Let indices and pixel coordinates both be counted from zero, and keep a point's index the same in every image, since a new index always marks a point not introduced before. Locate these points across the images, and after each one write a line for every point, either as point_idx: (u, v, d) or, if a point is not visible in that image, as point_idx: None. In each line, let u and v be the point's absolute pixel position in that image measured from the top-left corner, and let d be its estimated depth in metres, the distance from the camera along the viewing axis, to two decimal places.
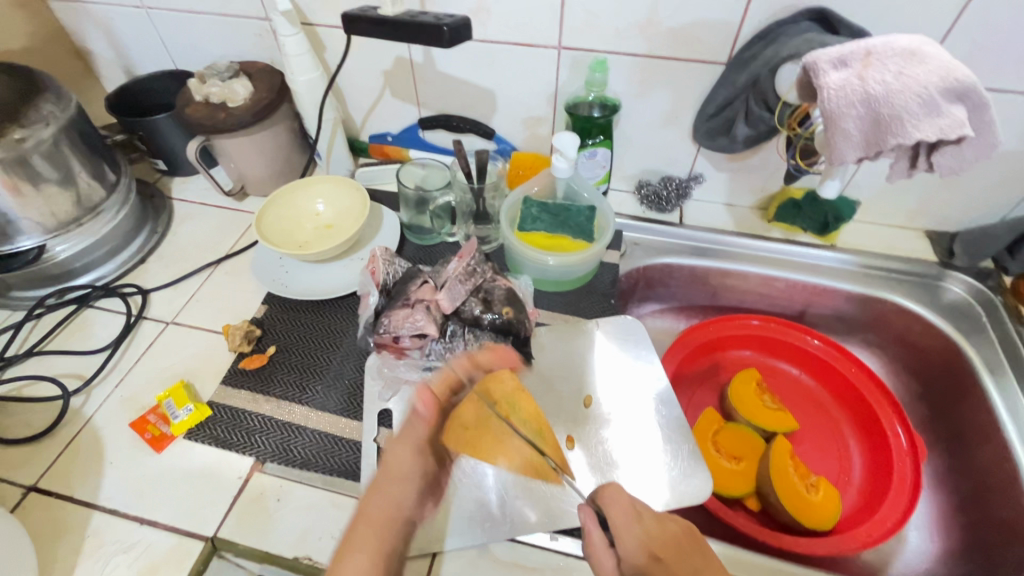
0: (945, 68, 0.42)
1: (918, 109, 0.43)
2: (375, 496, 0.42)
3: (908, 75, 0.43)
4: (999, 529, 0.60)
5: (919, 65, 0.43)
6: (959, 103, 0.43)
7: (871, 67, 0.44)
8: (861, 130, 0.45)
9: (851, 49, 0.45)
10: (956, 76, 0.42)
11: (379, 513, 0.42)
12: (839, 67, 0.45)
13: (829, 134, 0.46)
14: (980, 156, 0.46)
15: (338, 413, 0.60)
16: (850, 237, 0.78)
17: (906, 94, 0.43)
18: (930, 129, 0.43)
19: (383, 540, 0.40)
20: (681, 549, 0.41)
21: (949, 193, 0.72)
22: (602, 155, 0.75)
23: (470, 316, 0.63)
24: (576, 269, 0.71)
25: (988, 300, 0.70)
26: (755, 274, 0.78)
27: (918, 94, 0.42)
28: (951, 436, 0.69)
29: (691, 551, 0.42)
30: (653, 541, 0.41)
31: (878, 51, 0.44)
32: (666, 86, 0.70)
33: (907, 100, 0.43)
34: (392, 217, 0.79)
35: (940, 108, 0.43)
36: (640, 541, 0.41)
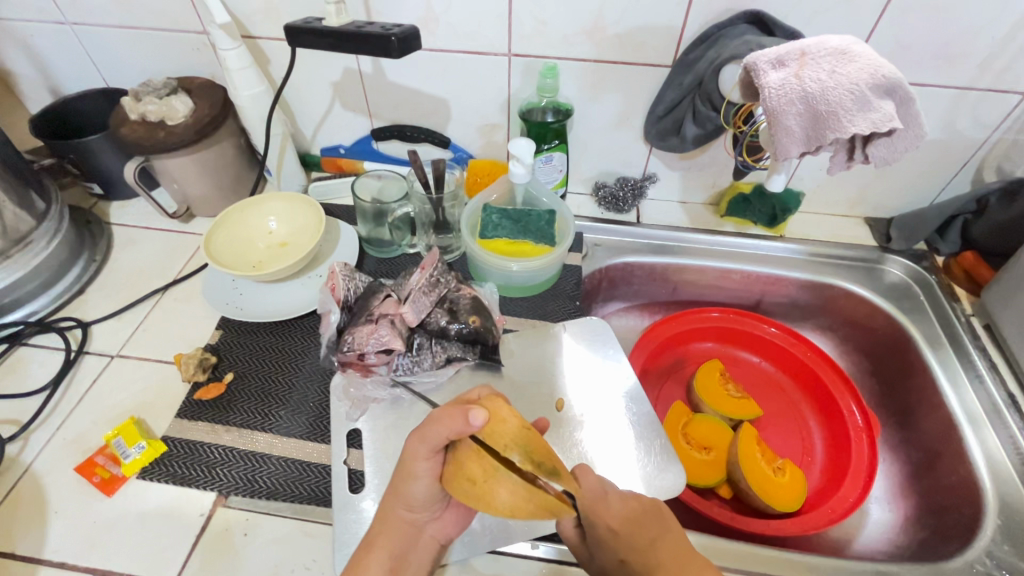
0: (873, 66, 0.45)
1: (851, 104, 0.45)
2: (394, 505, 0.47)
3: (841, 73, 0.45)
4: (948, 493, 0.62)
5: (850, 64, 0.45)
6: (888, 97, 0.45)
7: (807, 66, 0.46)
8: (802, 126, 0.47)
9: (788, 49, 0.47)
10: (884, 73, 0.45)
11: (400, 523, 0.47)
12: (778, 67, 0.47)
13: (772, 130, 0.48)
14: (909, 147, 0.48)
15: (305, 438, 0.58)
16: (797, 228, 0.82)
17: (840, 91, 0.44)
18: (864, 123, 0.45)
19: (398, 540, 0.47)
20: (641, 530, 0.46)
21: (883, 181, 0.77)
22: (558, 158, 0.75)
23: (436, 328, 0.63)
24: (539, 274, 0.71)
25: (923, 279, 0.75)
26: (712, 268, 0.81)
27: (850, 90, 0.45)
28: (901, 410, 0.73)
29: (652, 530, 0.47)
30: (613, 518, 0.46)
31: (813, 50, 0.47)
32: (617, 89, 0.71)
33: (840, 97, 0.45)
34: (350, 232, 0.77)
35: (871, 103, 0.45)
36: (604, 518, 0.46)
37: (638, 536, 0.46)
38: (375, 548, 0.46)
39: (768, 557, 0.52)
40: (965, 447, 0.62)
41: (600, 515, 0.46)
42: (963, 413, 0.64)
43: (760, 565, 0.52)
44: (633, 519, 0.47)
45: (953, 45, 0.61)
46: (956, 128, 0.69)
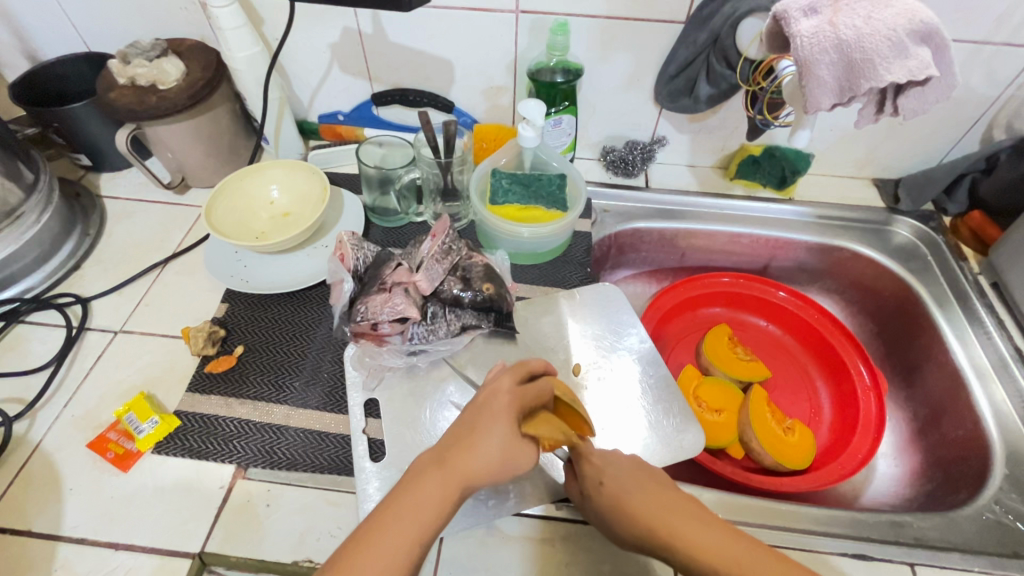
0: (911, 11, 0.43)
1: (888, 52, 0.43)
2: (476, 457, 0.39)
3: (877, 19, 0.43)
4: (954, 447, 0.63)
5: (887, 9, 0.44)
6: (924, 43, 0.44)
7: (841, 13, 0.44)
8: (834, 76, 0.45)
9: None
10: (921, 19, 0.43)
11: (468, 472, 0.39)
12: (809, 15, 0.45)
13: (803, 82, 0.46)
14: (940, 97, 0.47)
15: (320, 409, 0.57)
16: (806, 190, 0.81)
17: (875, 38, 0.43)
18: (900, 71, 0.44)
19: (449, 494, 0.37)
20: (632, 481, 0.45)
21: (893, 140, 0.76)
22: (567, 122, 0.73)
23: (449, 296, 0.62)
24: (550, 240, 0.70)
25: (931, 240, 0.75)
26: (720, 232, 0.80)
27: (887, 35, 0.43)
28: (905, 366, 0.74)
29: (644, 481, 0.45)
30: (604, 473, 0.46)
31: None
32: (628, 48, 0.69)
33: (878, 42, 0.43)
34: (353, 200, 0.75)
35: (907, 50, 0.43)
36: (595, 471, 0.47)
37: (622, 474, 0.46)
38: (425, 480, 0.37)
39: (782, 512, 0.53)
40: (972, 399, 0.63)
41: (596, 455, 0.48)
42: (970, 367, 0.64)
43: (769, 518, 0.53)
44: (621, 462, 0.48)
45: None
46: (968, 84, 0.68)
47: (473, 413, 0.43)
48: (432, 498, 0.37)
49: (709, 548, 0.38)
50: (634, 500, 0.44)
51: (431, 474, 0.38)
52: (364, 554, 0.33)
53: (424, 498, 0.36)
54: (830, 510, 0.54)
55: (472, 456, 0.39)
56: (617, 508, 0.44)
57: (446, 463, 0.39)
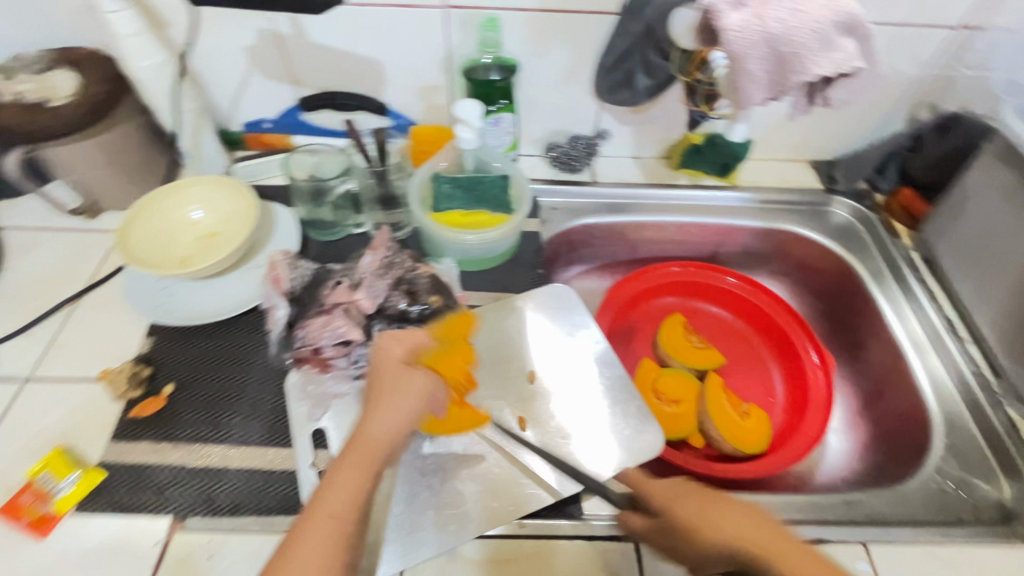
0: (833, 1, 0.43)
1: (814, 45, 0.43)
2: (380, 426, 0.43)
3: (802, 12, 0.43)
4: (899, 419, 0.65)
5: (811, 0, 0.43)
6: (847, 36, 0.44)
7: (767, 5, 0.43)
8: (765, 70, 0.45)
9: None
10: (845, 10, 0.43)
11: (374, 440, 0.42)
12: (737, 7, 0.44)
13: (736, 77, 0.46)
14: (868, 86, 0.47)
15: (262, 444, 0.54)
16: (748, 176, 0.82)
17: (803, 31, 0.43)
18: (827, 64, 0.44)
19: (367, 466, 0.41)
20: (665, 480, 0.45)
21: (827, 122, 0.77)
22: (507, 120, 0.71)
23: (395, 312, 0.60)
24: (499, 244, 0.68)
25: (867, 218, 0.78)
26: (668, 223, 0.81)
27: (812, 29, 0.43)
28: (849, 341, 0.76)
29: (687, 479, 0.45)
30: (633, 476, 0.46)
31: None
32: (563, 42, 0.67)
33: (804, 36, 0.43)
34: (286, 214, 0.70)
35: (833, 42, 0.44)
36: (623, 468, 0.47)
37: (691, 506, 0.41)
38: (345, 471, 0.40)
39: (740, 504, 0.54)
40: (911, 372, 0.65)
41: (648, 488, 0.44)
42: (908, 341, 0.67)
43: None
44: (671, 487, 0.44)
45: None
46: (892, 66, 0.70)
47: (374, 386, 0.46)
48: (349, 481, 0.40)
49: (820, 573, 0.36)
50: (740, 532, 0.39)
51: (346, 463, 0.41)
52: (297, 545, 0.37)
53: (348, 479, 0.40)
54: (787, 497, 0.54)
55: (376, 420, 0.43)
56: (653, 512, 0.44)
57: (359, 445, 0.42)
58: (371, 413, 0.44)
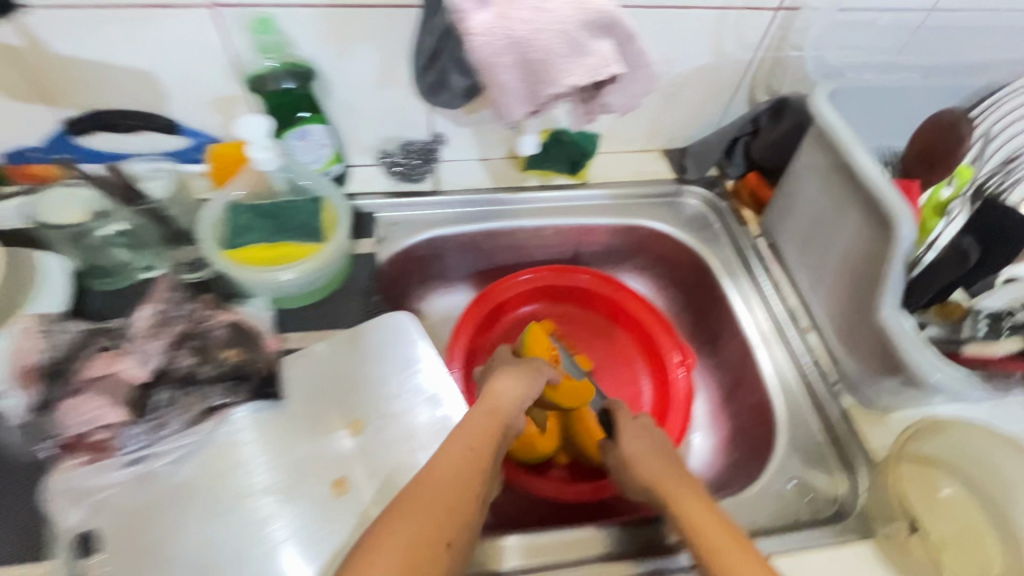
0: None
1: (564, 49, 0.41)
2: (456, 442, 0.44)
3: (546, 12, 0.40)
4: (752, 413, 0.65)
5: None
6: (603, 36, 0.42)
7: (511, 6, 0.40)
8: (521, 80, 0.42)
9: None
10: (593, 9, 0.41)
11: (453, 460, 0.42)
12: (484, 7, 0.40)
13: (492, 89, 0.43)
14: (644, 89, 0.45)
15: (12, 562, 0.45)
16: (600, 171, 0.78)
17: (547, 33, 0.40)
18: (582, 70, 0.42)
19: (430, 512, 0.38)
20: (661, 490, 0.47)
21: (673, 109, 0.74)
22: (317, 131, 0.62)
23: (181, 374, 0.52)
24: (321, 275, 0.61)
25: (717, 207, 0.76)
26: (521, 229, 0.75)
27: (558, 31, 0.40)
28: (704, 334, 0.75)
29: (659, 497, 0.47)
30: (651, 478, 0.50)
31: None
32: (365, 41, 0.59)
33: (551, 39, 0.40)
34: (53, 266, 0.57)
35: (585, 46, 0.42)
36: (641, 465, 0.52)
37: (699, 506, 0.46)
38: (402, 512, 0.37)
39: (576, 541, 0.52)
40: (758, 366, 0.65)
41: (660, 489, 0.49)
42: (755, 334, 0.66)
43: (572, 551, 0.52)
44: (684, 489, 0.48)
45: None
46: (724, 51, 0.67)
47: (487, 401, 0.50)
48: (412, 526, 0.36)
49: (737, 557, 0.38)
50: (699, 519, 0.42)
51: (401, 508, 0.38)
52: None
53: (407, 515, 0.37)
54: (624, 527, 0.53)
55: (453, 441, 0.44)
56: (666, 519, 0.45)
57: (476, 454, 0.43)
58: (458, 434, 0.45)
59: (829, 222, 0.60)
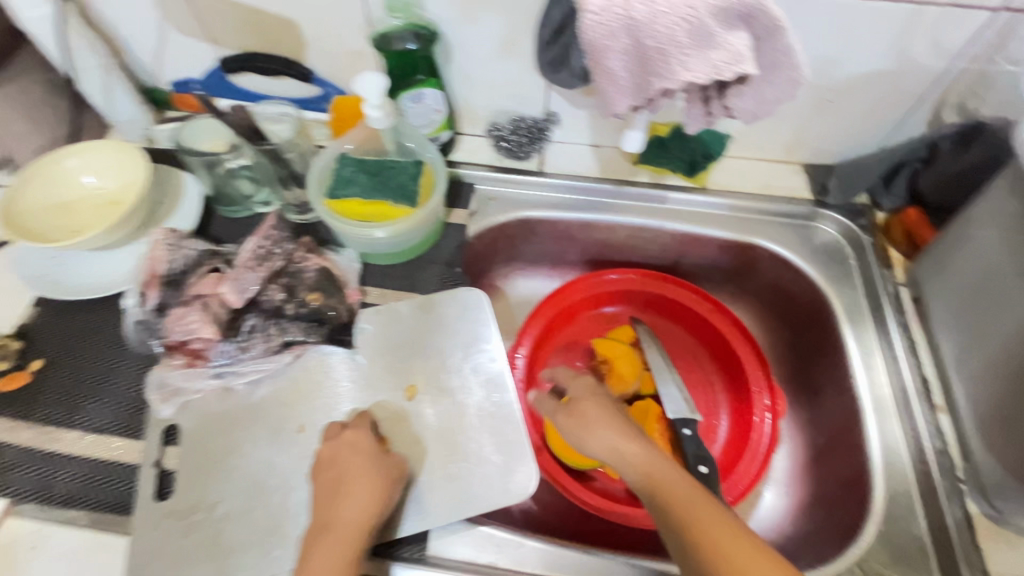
0: None
1: (687, 40, 0.37)
2: (352, 505, 0.45)
3: None
4: (843, 487, 0.56)
5: None
6: (741, 26, 0.37)
7: None
8: (630, 70, 0.40)
9: None
10: None
11: (350, 523, 0.44)
12: None
13: (598, 77, 0.40)
14: (782, 96, 0.41)
15: (113, 433, 0.53)
16: (723, 177, 0.69)
17: (669, 20, 0.36)
18: (704, 66, 0.38)
19: (337, 573, 0.42)
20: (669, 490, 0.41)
21: (827, 120, 0.63)
22: (431, 96, 0.63)
23: (271, 307, 0.56)
24: (409, 238, 0.62)
25: (857, 241, 0.65)
26: (620, 226, 0.70)
27: (685, 18, 0.36)
28: (805, 379, 0.65)
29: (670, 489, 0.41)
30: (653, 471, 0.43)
31: None
32: (493, 9, 0.57)
33: (672, 26, 0.36)
34: (193, 187, 0.65)
35: (714, 39, 0.37)
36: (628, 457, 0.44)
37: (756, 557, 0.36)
38: (313, 575, 0.42)
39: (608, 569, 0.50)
40: (864, 437, 0.55)
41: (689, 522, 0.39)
42: (870, 400, 0.56)
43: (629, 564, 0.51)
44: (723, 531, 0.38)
45: None
46: (910, 56, 0.55)
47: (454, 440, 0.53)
48: (323, 574, 0.42)
49: None
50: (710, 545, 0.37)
51: (311, 565, 0.42)
52: None
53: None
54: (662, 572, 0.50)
55: (346, 504, 0.45)
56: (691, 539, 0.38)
57: (342, 511, 0.45)
58: (350, 484, 0.47)
59: (1007, 287, 0.48)
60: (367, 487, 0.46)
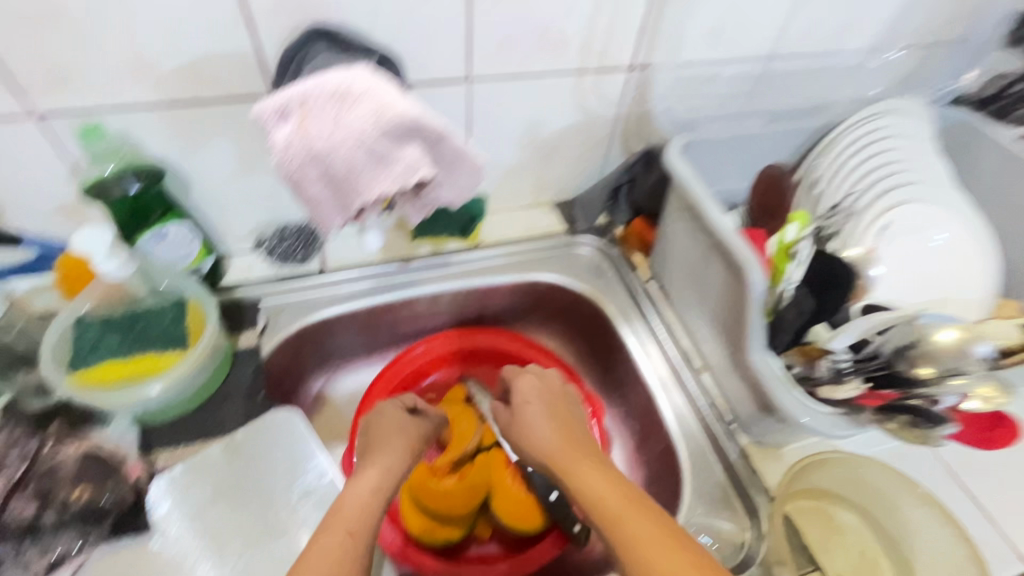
0: (380, 107, 0.40)
1: (368, 162, 0.41)
2: (389, 455, 0.48)
3: (345, 126, 0.40)
4: (664, 462, 0.65)
5: (355, 109, 0.40)
6: (414, 139, 0.42)
7: (309, 119, 0.40)
8: (332, 191, 0.43)
9: (285, 99, 0.39)
10: (393, 117, 0.40)
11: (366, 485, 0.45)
12: (283, 121, 0.40)
13: (306, 201, 0.43)
14: (471, 182, 0.46)
15: None
16: (491, 231, 0.78)
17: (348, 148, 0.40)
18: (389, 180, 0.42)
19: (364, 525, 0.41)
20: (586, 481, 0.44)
21: (552, 166, 0.76)
22: (177, 232, 0.59)
23: (20, 522, 0.49)
24: (192, 382, 0.57)
25: (609, 254, 0.78)
26: (418, 298, 0.74)
27: (358, 145, 0.40)
28: (608, 379, 0.76)
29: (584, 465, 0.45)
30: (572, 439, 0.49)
31: (314, 97, 0.40)
32: (218, 134, 0.57)
33: (349, 155, 0.40)
34: None
35: (390, 156, 0.42)
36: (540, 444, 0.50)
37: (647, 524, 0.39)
38: (327, 531, 0.41)
39: None
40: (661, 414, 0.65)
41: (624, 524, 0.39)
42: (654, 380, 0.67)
43: None
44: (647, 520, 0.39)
45: (549, 33, 0.59)
46: (589, 109, 0.69)
47: (373, 432, 0.52)
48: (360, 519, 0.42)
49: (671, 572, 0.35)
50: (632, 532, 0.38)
51: (344, 508, 0.42)
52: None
53: (350, 519, 0.41)
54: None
55: (379, 457, 0.48)
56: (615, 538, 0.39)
57: (372, 458, 0.48)
58: (377, 445, 0.50)
59: (709, 258, 0.59)
60: (395, 432, 0.52)
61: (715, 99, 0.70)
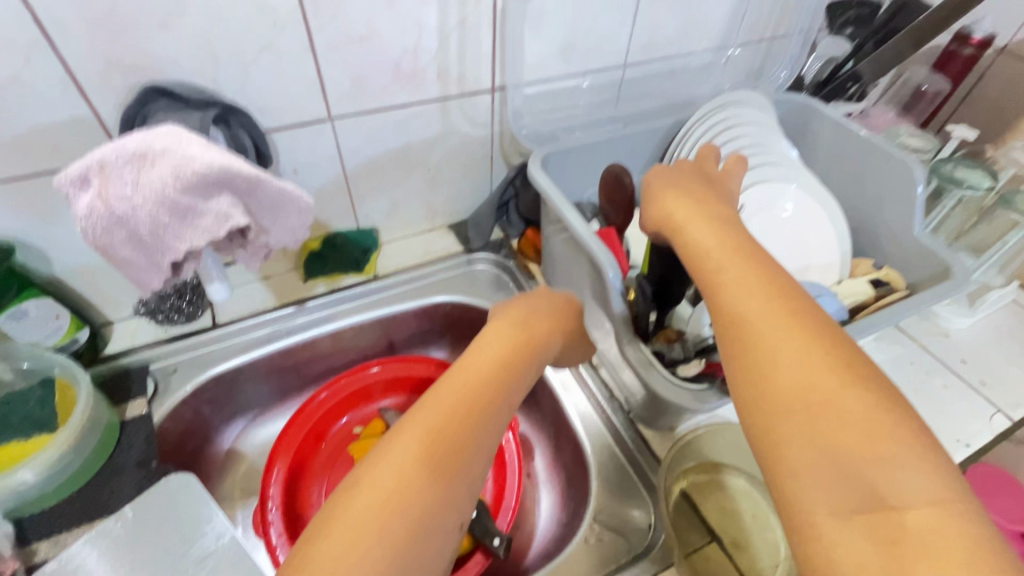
0: (177, 166, 0.41)
1: (175, 220, 0.43)
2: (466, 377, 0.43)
3: (143, 189, 0.40)
4: (578, 462, 0.66)
5: (152, 170, 0.40)
6: (221, 190, 0.44)
7: (109, 184, 0.40)
8: (145, 251, 0.44)
9: (82, 165, 0.40)
10: (192, 175, 0.41)
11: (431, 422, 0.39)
12: (84, 187, 0.40)
13: (120, 261, 0.45)
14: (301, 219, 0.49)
15: None
16: (389, 260, 0.79)
17: (150, 209, 0.41)
18: (199, 234, 0.44)
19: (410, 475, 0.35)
20: (774, 342, 0.33)
21: (439, 191, 0.78)
22: (37, 308, 0.56)
23: None
24: (69, 462, 0.55)
25: (506, 267, 0.80)
26: (320, 337, 0.73)
27: (158, 203, 0.41)
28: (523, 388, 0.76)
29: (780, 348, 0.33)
30: (769, 321, 0.35)
31: (112, 159, 0.40)
32: (73, 203, 0.56)
33: (151, 216, 0.41)
34: None
35: (197, 212, 0.43)
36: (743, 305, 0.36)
37: (757, 292, 0.37)
38: (366, 472, 0.36)
39: None
40: (567, 414, 0.67)
41: (723, 259, 0.41)
42: (559, 383, 0.69)
43: None
44: (769, 270, 0.38)
45: (403, 67, 0.61)
46: (462, 131, 0.72)
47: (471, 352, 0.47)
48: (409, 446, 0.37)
49: (887, 471, 0.27)
50: (803, 386, 0.31)
51: (395, 444, 0.37)
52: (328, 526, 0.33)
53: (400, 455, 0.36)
54: None
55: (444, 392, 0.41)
56: (812, 411, 0.30)
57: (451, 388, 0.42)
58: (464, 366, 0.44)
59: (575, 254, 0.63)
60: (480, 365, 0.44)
61: (578, 110, 0.75)
